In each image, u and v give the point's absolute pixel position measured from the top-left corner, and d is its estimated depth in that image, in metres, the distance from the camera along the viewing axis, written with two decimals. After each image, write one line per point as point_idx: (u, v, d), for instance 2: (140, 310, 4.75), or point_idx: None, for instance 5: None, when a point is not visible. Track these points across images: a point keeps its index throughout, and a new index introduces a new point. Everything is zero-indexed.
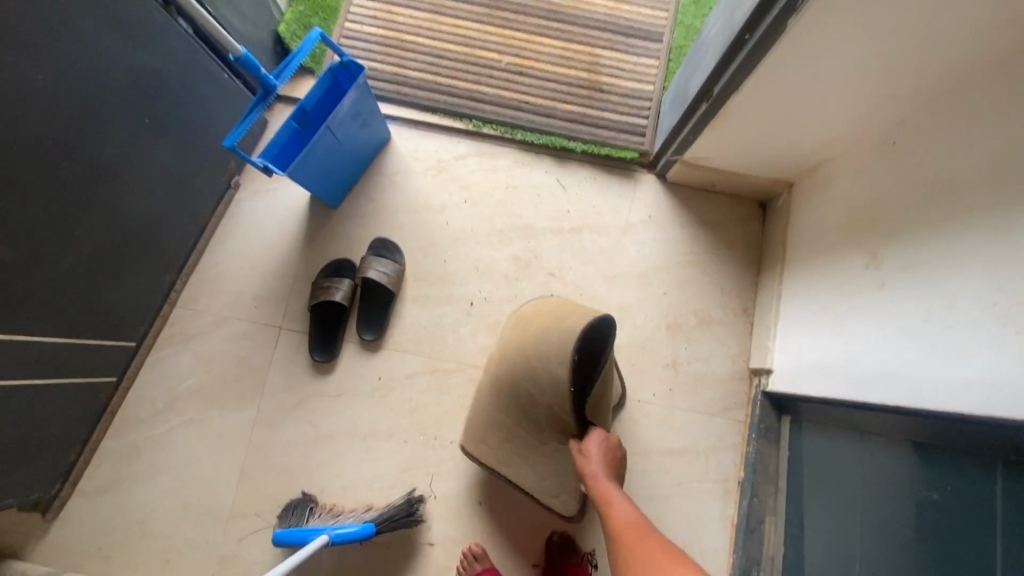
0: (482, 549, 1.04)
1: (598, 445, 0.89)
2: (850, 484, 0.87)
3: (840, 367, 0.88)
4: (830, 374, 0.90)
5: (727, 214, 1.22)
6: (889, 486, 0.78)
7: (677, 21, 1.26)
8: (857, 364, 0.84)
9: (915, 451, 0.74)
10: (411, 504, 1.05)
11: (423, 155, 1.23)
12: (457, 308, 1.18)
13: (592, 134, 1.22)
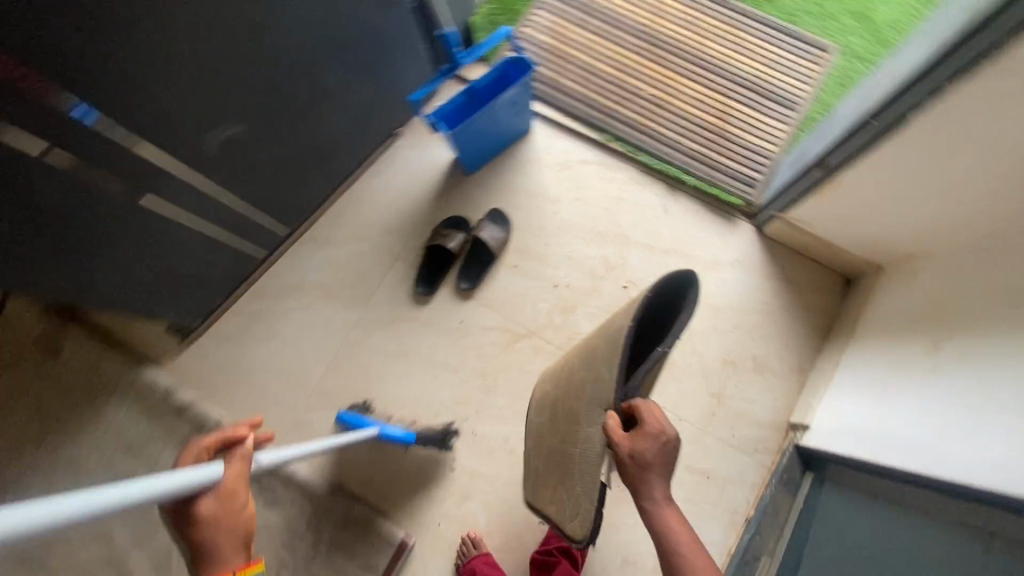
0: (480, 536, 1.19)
1: (655, 440, 0.81)
2: (845, 540, 0.93)
3: (875, 433, 0.95)
4: (863, 437, 0.98)
5: (810, 280, 1.30)
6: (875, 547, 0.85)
7: (816, 96, 1.37)
8: (890, 433, 0.92)
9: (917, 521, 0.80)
10: (446, 434, 1.24)
11: (555, 152, 1.41)
12: (544, 287, 1.34)
13: (707, 173, 1.35)
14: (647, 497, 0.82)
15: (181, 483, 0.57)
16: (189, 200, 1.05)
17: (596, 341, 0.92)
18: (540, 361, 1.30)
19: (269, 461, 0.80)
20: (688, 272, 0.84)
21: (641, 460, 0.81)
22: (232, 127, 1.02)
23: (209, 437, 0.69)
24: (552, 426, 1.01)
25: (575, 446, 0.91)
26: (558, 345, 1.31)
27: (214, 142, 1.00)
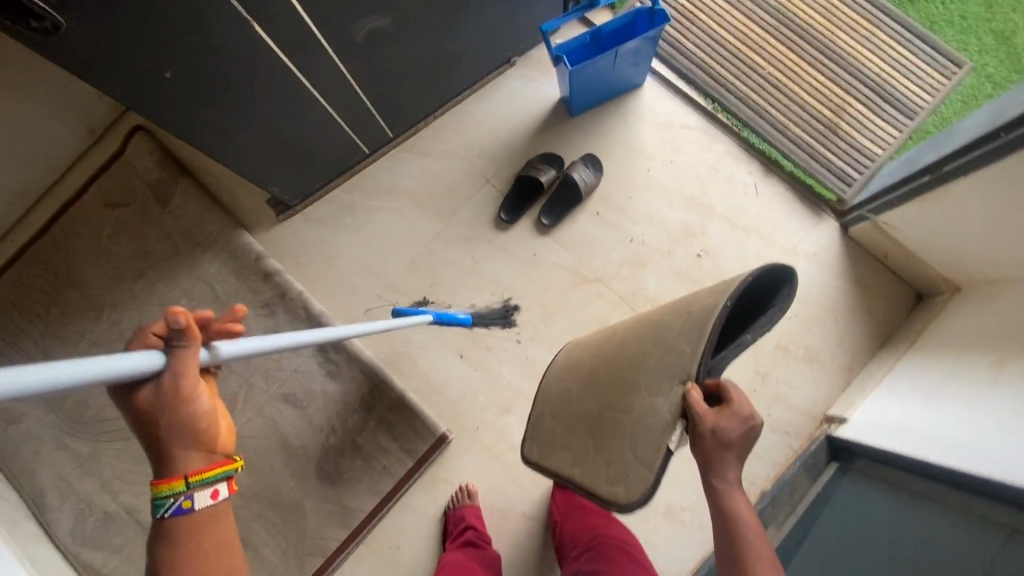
0: (475, 491, 1.29)
1: (740, 419, 0.79)
2: (854, 525, 0.99)
3: (918, 433, 1.01)
4: (904, 434, 1.03)
5: (882, 287, 1.31)
6: (884, 535, 0.91)
7: (937, 108, 1.35)
8: (936, 433, 0.98)
9: (939, 517, 0.86)
10: (507, 308, 1.38)
11: (659, 110, 1.43)
12: (620, 238, 1.39)
13: (806, 162, 1.36)
14: (719, 481, 0.81)
15: (117, 369, 0.43)
16: (321, 83, 1.10)
17: (673, 316, 0.90)
18: (601, 306, 1.37)
19: (219, 357, 0.55)
20: (793, 269, 0.79)
21: (722, 440, 0.79)
22: (384, 19, 1.06)
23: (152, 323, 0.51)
24: (598, 395, 0.99)
25: (635, 412, 0.89)
26: (622, 294, 1.37)
27: (365, 30, 1.06)
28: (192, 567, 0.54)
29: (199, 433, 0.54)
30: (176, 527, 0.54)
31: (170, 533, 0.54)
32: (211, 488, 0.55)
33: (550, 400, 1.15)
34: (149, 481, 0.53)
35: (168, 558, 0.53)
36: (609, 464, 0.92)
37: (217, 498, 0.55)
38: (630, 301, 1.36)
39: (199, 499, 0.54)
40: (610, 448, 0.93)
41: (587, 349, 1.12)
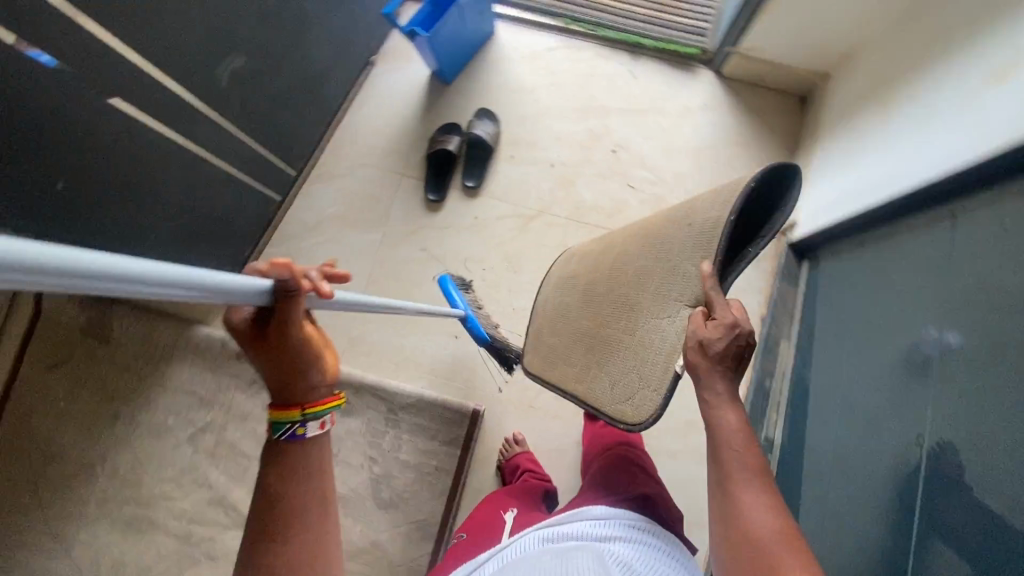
0: (521, 438, 1.34)
1: (727, 330, 0.68)
2: (849, 308, 1.09)
3: (849, 193, 1.15)
4: (841, 201, 1.17)
5: (770, 105, 1.45)
6: (876, 303, 1.00)
7: None
8: (862, 185, 1.11)
9: (902, 256, 0.96)
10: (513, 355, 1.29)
11: (520, 46, 1.52)
12: (541, 168, 1.46)
13: (662, 33, 1.48)
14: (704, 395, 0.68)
15: (192, 276, 0.38)
16: (210, 143, 1.11)
17: (668, 232, 0.84)
18: (554, 233, 1.43)
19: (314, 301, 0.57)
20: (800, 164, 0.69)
21: (709, 364, 0.68)
22: (237, 58, 1.07)
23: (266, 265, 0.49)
24: (598, 315, 0.97)
25: (638, 332, 0.84)
26: (566, 213, 1.44)
27: (224, 75, 1.06)
28: (296, 489, 0.58)
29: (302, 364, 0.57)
30: (292, 454, 0.59)
31: (291, 468, 0.59)
32: (319, 420, 0.59)
33: (551, 329, 1.14)
34: (271, 407, 0.59)
35: (281, 487, 0.58)
36: (610, 391, 0.87)
37: (324, 429, 0.60)
38: (576, 215, 1.44)
39: (311, 427, 0.59)
40: (614, 373, 0.88)
41: (585, 272, 1.08)
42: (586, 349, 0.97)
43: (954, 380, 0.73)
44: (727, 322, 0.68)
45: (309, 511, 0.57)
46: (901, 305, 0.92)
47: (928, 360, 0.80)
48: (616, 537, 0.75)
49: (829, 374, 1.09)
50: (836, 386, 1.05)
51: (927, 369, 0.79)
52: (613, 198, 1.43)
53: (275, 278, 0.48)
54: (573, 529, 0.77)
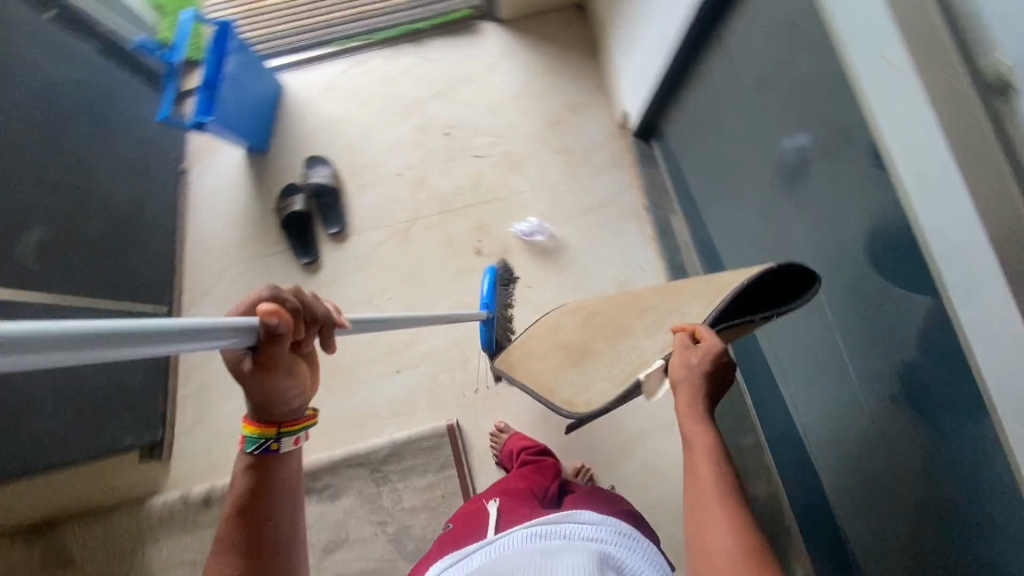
0: (504, 424, 1.34)
1: (707, 360, 0.61)
2: (710, 152, 1.19)
3: (643, 66, 1.24)
4: (642, 75, 1.26)
5: (556, 26, 1.51)
6: (727, 140, 1.09)
7: None
8: (650, 53, 1.19)
9: (725, 94, 1.05)
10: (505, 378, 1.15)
11: (312, 85, 1.51)
12: (390, 182, 1.45)
13: (431, 10, 1.52)
14: (682, 405, 0.61)
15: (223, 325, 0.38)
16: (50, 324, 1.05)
17: (689, 287, 0.79)
18: (433, 231, 1.42)
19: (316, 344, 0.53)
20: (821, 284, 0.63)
21: (689, 379, 0.61)
22: (33, 232, 1.03)
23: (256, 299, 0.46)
24: (589, 332, 0.91)
25: (621, 351, 0.79)
26: (436, 209, 1.43)
27: (32, 254, 1.02)
28: (277, 499, 0.67)
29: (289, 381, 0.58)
30: (272, 467, 0.66)
31: (274, 482, 0.67)
32: (294, 436, 0.66)
33: (532, 338, 1.05)
34: (251, 421, 0.64)
35: (273, 495, 0.66)
36: (569, 390, 0.82)
37: (297, 443, 0.67)
38: (445, 206, 1.43)
39: (285, 442, 0.66)
40: (582, 376, 0.83)
41: (593, 302, 1.02)
42: (560, 355, 0.92)
43: (823, 169, 0.80)
44: (717, 347, 0.61)
45: (280, 526, 0.66)
46: (750, 130, 1.00)
47: (795, 160, 0.88)
48: (604, 544, 0.72)
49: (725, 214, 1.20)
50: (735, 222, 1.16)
51: (800, 173, 0.87)
52: (468, 174, 1.44)
53: (268, 327, 0.44)
54: (562, 529, 0.74)
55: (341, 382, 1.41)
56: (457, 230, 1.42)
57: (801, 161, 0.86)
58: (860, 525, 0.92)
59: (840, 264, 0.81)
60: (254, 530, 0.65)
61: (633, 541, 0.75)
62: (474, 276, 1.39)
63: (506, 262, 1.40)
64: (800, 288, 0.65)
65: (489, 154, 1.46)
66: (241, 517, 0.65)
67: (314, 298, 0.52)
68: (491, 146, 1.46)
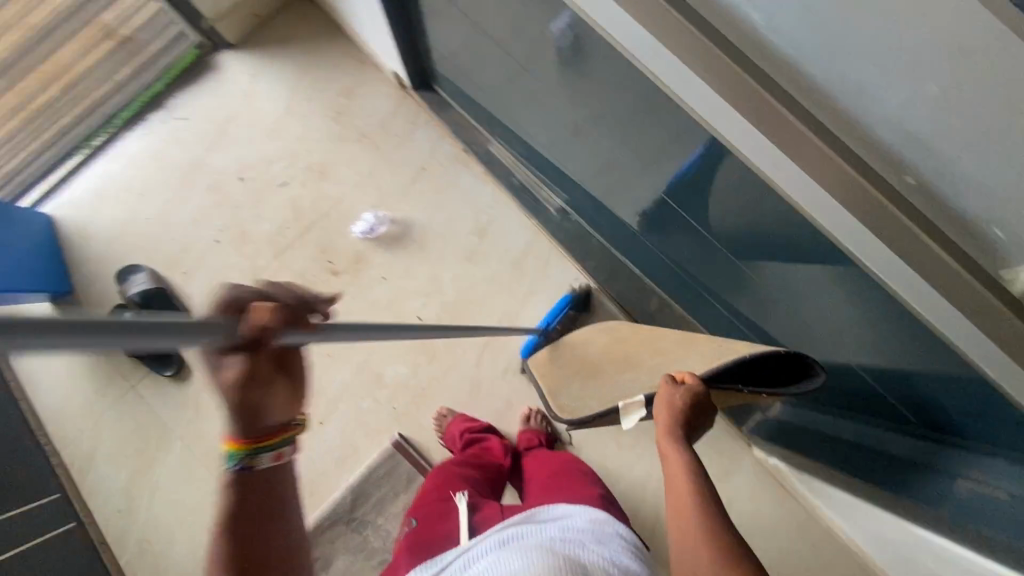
0: (445, 408, 1.32)
1: (687, 396, 0.74)
2: (478, 69, 1.19)
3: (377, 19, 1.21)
4: (381, 29, 1.24)
5: (290, 22, 1.43)
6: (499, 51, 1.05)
7: None
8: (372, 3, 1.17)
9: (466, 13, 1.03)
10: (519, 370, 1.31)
11: (80, 199, 1.37)
12: (214, 252, 1.35)
13: (157, 68, 1.39)
14: (664, 429, 0.71)
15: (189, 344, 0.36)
16: None
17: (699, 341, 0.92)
18: (280, 275, 1.34)
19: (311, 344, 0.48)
20: (826, 372, 0.73)
21: (671, 409, 0.73)
22: None
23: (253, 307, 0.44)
24: (607, 352, 1.07)
25: (627, 373, 0.97)
26: (273, 253, 1.35)
27: None
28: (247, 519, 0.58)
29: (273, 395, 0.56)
30: (253, 481, 0.58)
31: (261, 495, 0.59)
32: (273, 452, 0.59)
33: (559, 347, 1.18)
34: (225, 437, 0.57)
35: (256, 504, 0.59)
36: (581, 406, 0.99)
37: (280, 458, 0.59)
38: (280, 247, 1.36)
39: (263, 459, 0.58)
40: (591, 389, 1.00)
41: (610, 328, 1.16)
42: (576, 371, 1.08)
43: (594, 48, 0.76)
44: (699, 387, 0.75)
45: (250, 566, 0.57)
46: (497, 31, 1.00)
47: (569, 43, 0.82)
48: (579, 534, 0.68)
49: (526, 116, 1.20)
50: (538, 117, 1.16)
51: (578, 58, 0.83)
52: (286, 204, 1.37)
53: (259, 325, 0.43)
54: (533, 527, 0.69)
55: None
56: (303, 263, 1.35)
57: (575, 40, 0.80)
58: (782, 323, 1.00)
59: (647, 120, 0.81)
60: (241, 551, 0.57)
61: (608, 527, 0.72)
62: (342, 296, 1.34)
63: (365, 267, 1.36)
64: (804, 379, 0.76)
65: (295, 175, 1.38)
66: (232, 526, 0.57)
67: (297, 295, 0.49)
68: (294, 167, 1.38)
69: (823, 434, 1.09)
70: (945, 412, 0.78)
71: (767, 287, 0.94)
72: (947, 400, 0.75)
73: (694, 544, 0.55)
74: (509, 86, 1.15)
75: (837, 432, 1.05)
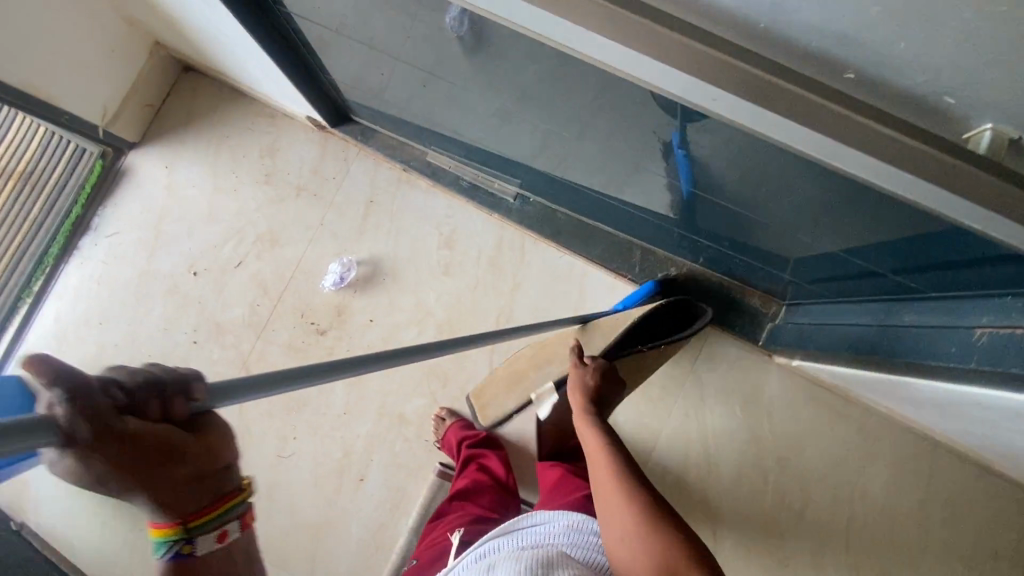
0: (444, 411, 1.32)
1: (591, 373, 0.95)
2: (391, 87, 1.15)
3: (274, 73, 1.16)
4: (280, 80, 1.18)
5: (185, 100, 1.37)
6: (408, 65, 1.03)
7: None
8: (262, 58, 1.11)
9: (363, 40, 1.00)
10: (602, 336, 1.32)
11: (42, 350, 1.31)
12: (196, 353, 1.31)
13: (67, 192, 1.32)
14: (578, 406, 0.88)
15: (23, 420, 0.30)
16: None
17: (609, 323, 1.23)
18: (269, 353, 1.31)
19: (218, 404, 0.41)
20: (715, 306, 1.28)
21: (582, 388, 0.92)
22: None
23: (97, 374, 0.35)
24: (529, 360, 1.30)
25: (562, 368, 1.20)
26: (254, 335, 1.32)
27: None
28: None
29: (196, 486, 0.44)
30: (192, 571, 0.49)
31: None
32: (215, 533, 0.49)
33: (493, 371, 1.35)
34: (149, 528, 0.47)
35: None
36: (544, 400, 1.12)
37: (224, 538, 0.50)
38: (259, 326, 1.32)
39: (203, 543, 0.48)
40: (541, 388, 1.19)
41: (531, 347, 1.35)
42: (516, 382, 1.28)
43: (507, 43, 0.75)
44: (602, 367, 0.96)
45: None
46: (396, 47, 0.97)
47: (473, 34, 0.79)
48: (554, 538, 0.75)
49: (454, 117, 1.17)
50: (468, 115, 1.13)
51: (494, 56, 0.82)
52: (250, 282, 1.33)
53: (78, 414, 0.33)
54: (510, 541, 0.77)
55: (330, 536, 1.31)
56: (288, 333, 1.32)
57: (475, 29, 0.77)
58: (778, 236, 1.01)
59: (579, 92, 0.80)
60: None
61: (585, 527, 0.78)
62: (337, 352, 1.31)
63: (349, 316, 1.33)
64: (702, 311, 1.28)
65: (248, 251, 1.34)
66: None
67: (172, 374, 0.38)
68: (244, 243, 1.34)
69: (843, 326, 1.10)
70: (940, 270, 0.80)
71: (763, 212, 0.94)
72: (942, 258, 0.75)
73: (614, 487, 0.69)
74: (427, 95, 1.12)
75: (859, 320, 1.06)
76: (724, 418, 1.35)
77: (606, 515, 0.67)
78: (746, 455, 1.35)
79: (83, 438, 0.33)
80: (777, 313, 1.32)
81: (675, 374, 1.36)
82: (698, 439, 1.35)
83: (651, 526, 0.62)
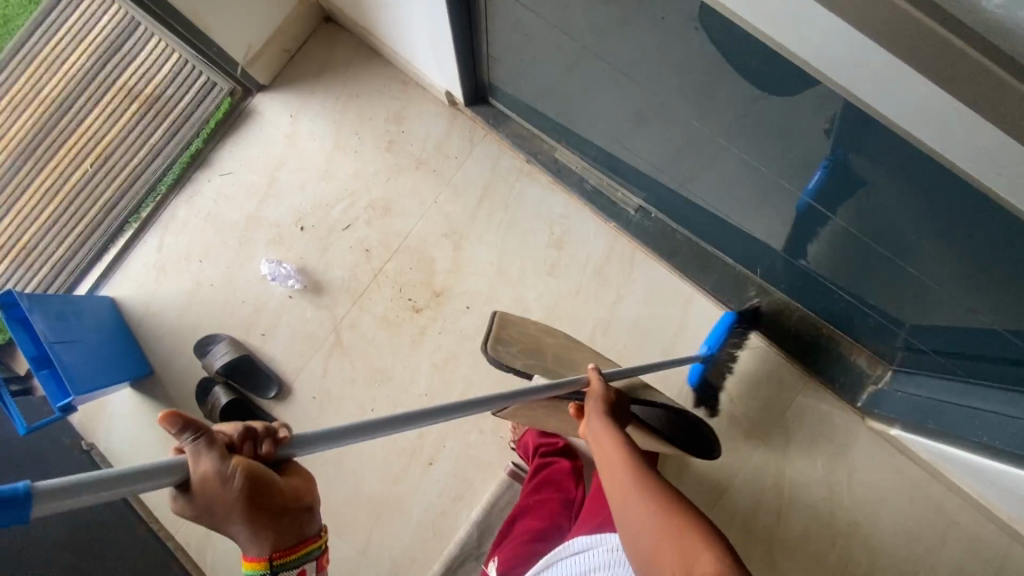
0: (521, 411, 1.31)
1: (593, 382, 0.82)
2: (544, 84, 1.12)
3: (432, 42, 1.13)
4: (436, 50, 1.16)
5: (322, 52, 1.35)
6: None
7: (113, 5, 1.32)
8: (428, 26, 1.08)
9: None
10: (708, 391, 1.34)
11: (140, 277, 1.30)
12: (289, 308, 1.29)
13: (192, 125, 1.31)
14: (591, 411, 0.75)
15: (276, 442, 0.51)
16: None
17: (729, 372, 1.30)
18: (363, 322, 1.29)
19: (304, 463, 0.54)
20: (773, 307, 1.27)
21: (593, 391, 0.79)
22: None
23: (216, 428, 0.49)
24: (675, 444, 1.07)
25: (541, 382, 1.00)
26: (351, 300, 1.30)
27: None
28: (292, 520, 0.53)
29: (282, 522, 0.52)
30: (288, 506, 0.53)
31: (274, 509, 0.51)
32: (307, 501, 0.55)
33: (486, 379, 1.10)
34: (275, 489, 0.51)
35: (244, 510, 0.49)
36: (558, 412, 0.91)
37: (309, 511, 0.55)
38: (357, 292, 1.30)
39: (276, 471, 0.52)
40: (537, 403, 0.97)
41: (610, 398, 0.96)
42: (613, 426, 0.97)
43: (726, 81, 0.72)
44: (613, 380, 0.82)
45: None
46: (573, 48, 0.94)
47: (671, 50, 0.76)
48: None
49: (602, 127, 1.13)
50: (619, 130, 1.09)
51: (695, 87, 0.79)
52: (355, 248, 1.31)
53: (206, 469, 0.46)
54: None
55: (390, 513, 1.30)
56: (385, 304, 1.29)
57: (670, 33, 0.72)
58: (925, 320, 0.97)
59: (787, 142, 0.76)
60: None
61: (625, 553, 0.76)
62: (432, 333, 1.29)
63: (448, 298, 1.30)
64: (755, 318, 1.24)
65: (358, 215, 1.31)
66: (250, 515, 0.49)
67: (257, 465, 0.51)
68: (354, 207, 1.31)
69: (976, 412, 1.03)
70: None
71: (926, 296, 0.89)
72: None
73: (650, 516, 0.56)
74: (582, 100, 1.08)
75: (1001, 410, 0.99)
76: (804, 471, 1.32)
77: (629, 536, 0.57)
78: (819, 514, 1.31)
79: (210, 461, 0.46)
80: (883, 376, 1.28)
81: (764, 419, 1.33)
82: (773, 489, 1.31)
83: (689, 546, 0.51)
